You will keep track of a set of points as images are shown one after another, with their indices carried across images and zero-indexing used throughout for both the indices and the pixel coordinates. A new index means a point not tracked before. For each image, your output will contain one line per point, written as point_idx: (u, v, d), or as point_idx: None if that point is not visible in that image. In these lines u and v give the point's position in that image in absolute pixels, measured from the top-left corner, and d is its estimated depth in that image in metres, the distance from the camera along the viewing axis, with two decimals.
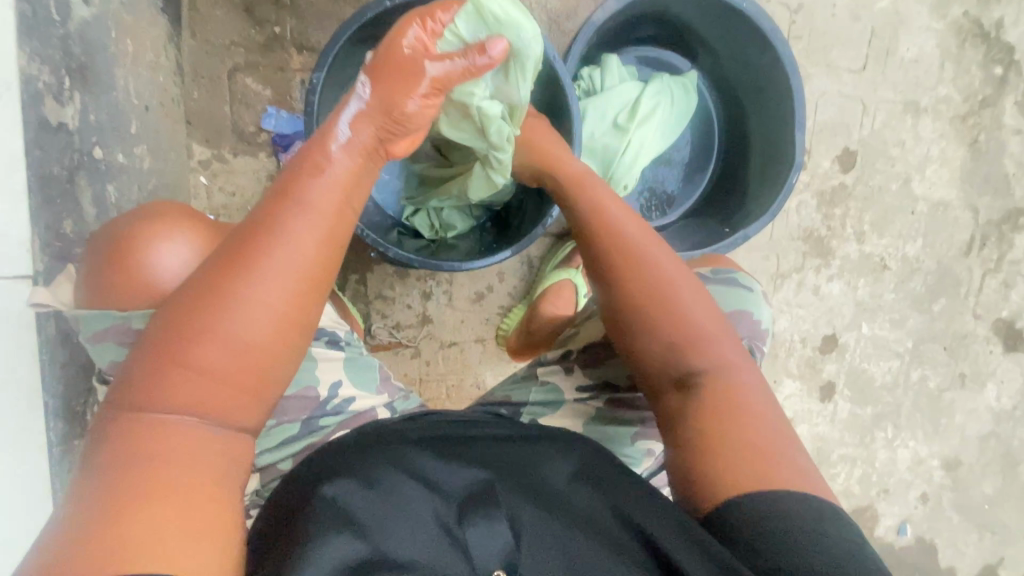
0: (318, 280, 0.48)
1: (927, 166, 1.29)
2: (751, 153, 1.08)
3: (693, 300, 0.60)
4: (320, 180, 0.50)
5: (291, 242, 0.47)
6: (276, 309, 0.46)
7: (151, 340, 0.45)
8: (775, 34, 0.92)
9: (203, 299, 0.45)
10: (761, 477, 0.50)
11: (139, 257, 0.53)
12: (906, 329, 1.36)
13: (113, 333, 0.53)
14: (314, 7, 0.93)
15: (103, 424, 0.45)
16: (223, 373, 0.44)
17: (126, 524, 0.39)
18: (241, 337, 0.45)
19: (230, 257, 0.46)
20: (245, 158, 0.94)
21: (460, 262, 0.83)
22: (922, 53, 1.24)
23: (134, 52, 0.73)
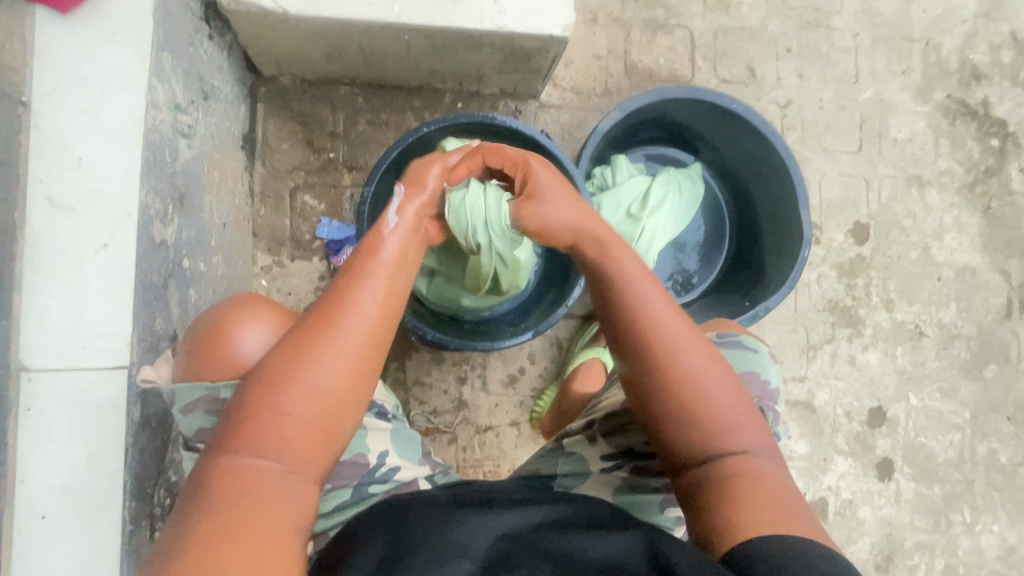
0: (382, 345, 0.56)
1: (943, 233, 1.32)
2: (763, 233, 1.14)
3: (706, 369, 0.59)
4: (382, 260, 0.59)
5: (363, 309, 0.55)
6: (347, 366, 0.53)
7: (244, 398, 0.52)
8: (766, 126, 1.04)
9: (294, 358, 0.52)
10: (767, 518, 0.51)
11: (225, 336, 0.63)
12: (959, 399, 1.30)
13: (202, 402, 0.61)
14: (363, 135, 1.11)
15: (197, 472, 0.50)
16: (308, 420, 0.51)
17: (218, 556, 0.44)
18: (320, 393, 0.52)
19: (314, 325, 0.54)
20: (301, 262, 1.08)
21: (491, 342, 0.90)
22: (913, 132, 1.33)
23: (219, 181, 0.89)
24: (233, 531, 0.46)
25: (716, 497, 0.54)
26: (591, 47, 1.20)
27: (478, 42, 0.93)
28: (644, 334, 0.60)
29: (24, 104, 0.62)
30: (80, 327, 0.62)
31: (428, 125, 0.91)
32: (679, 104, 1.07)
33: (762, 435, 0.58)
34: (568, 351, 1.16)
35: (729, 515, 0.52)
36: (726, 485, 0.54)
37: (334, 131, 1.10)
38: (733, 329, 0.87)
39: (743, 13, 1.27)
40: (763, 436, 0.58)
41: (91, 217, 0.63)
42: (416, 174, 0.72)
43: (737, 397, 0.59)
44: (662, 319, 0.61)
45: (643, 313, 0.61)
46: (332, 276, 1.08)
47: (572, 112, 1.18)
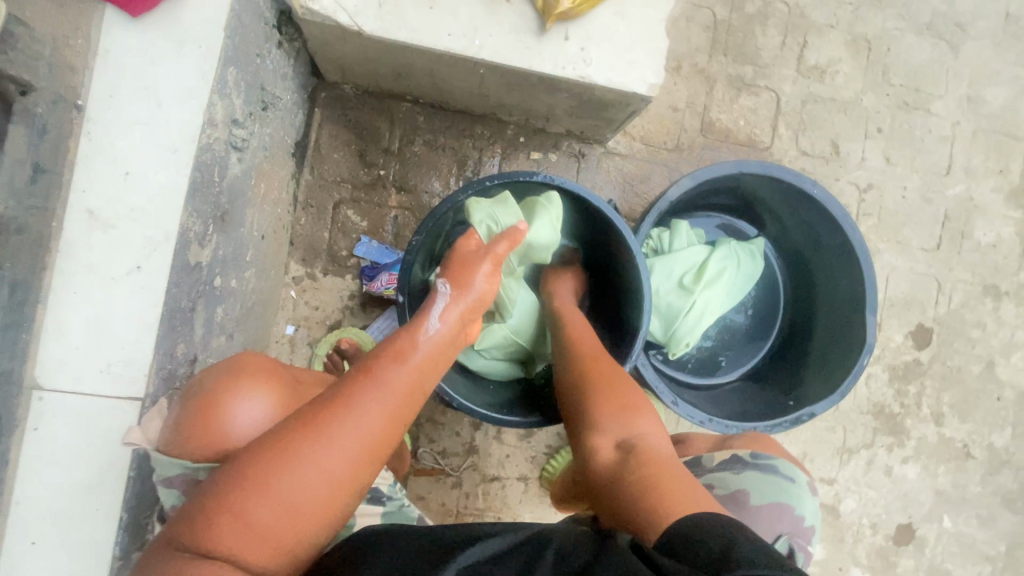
0: (375, 461, 0.52)
1: (1011, 351, 1.23)
2: (816, 326, 1.07)
3: (632, 395, 0.72)
4: (400, 367, 0.55)
5: (361, 423, 0.50)
6: (328, 482, 0.49)
7: (215, 487, 0.48)
8: (846, 219, 0.96)
9: (275, 460, 0.48)
10: (680, 501, 0.58)
11: (219, 408, 0.57)
12: (997, 530, 1.21)
13: (179, 481, 0.58)
14: (417, 156, 1.06)
15: (155, 555, 0.48)
16: (272, 532, 0.47)
17: None
18: (294, 504, 0.48)
19: (306, 427, 0.49)
20: (333, 278, 1.04)
21: (519, 419, 0.84)
22: (1000, 238, 1.23)
23: (264, 192, 0.85)
24: None
25: (635, 485, 0.61)
26: (669, 97, 1.13)
27: (556, 86, 0.88)
28: (587, 361, 0.77)
29: (78, 108, 0.59)
30: (99, 349, 0.59)
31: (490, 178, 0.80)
32: (756, 179, 0.99)
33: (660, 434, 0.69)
34: None
35: (646, 506, 0.58)
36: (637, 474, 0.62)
37: (389, 148, 1.06)
38: (770, 451, 0.86)
39: (838, 83, 1.18)
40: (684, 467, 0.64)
41: (129, 236, 0.60)
42: (460, 265, 0.68)
43: (654, 424, 0.70)
44: (596, 353, 0.79)
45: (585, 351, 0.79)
46: (362, 297, 1.04)
47: (637, 163, 1.11)
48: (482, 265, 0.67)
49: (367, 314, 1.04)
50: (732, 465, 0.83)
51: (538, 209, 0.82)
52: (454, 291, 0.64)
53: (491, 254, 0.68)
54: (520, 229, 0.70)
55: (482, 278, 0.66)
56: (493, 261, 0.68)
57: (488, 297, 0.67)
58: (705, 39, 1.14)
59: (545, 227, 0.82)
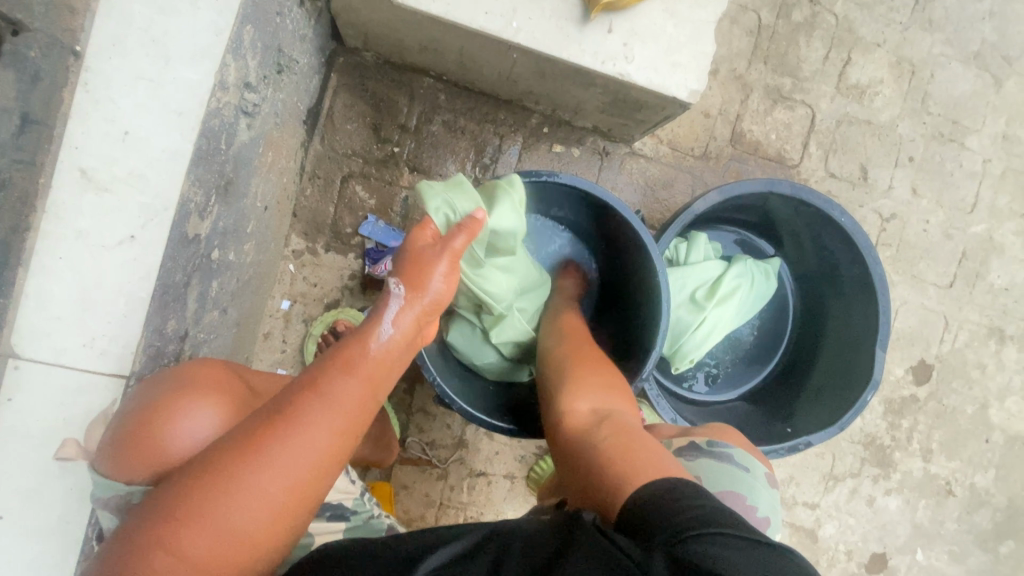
0: (325, 474, 0.49)
1: (1007, 395, 1.23)
2: (820, 354, 1.05)
3: (605, 375, 0.72)
4: (352, 375, 0.52)
5: (305, 441, 0.47)
6: (271, 505, 0.46)
7: (139, 527, 0.44)
8: (869, 251, 0.93)
9: (207, 489, 0.44)
10: (647, 463, 0.57)
11: (156, 425, 0.52)
12: (966, 567, 1.23)
13: (112, 501, 0.53)
14: (434, 136, 1.01)
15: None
16: (210, 568, 0.43)
17: None
18: (233, 532, 0.44)
19: (243, 449, 0.46)
20: (334, 255, 1.00)
21: (518, 429, 0.82)
22: (1013, 281, 1.21)
23: (271, 162, 0.80)
24: None
25: (606, 461, 0.59)
26: (702, 102, 1.08)
27: (590, 81, 0.83)
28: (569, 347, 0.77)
29: (76, 55, 0.54)
30: (83, 321, 0.55)
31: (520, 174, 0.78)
32: (782, 200, 0.96)
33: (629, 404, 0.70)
34: None
35: (614, 474, 0.57)
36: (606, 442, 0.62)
37: (405, 125, 1.01)
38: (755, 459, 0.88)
39: (876, 106, 1.14)
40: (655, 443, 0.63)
41: (123, 202, 0.55)
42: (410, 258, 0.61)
43: (626, 405, 0.69)
44: (578, 342, 0.79)
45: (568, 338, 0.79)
46: (362, 278, 1.00)
47: (662, 168, 1.07)
48: (436, 261, 0.60)
49: (367, 296, 1.00)
50: (685, 450, 0.76)
51: (499, 194, 0.75)
52: (408, 292, 0.58)
53: (447, 250, 0.61)
54: (477, 218, 0.63)
55: (439, 278, 0.60)
56: (449, 257, 0.61)
57: (445, 300, 0.61)
58: (747, 44, 1.09)
59: (507, 214, 0.75)
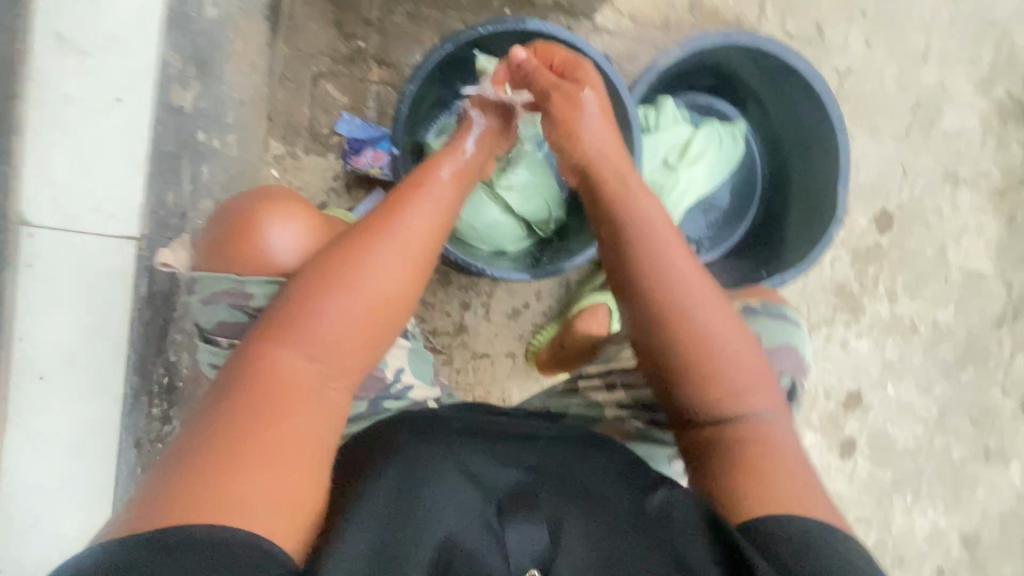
0: (431, 254, 0.66)
1: (962, 236, 1.32)
2: (790, 208, 1.11)
3: (717, 328, 0.64)
4: (444, 192, 0.70)
5: (415, 223, 0.65)
6: (399, 267, 0.62)
7: (303, 282, 0.61)
8: (826, 94, 0.98)
9: (353, 251, 0.62)
10: (787, 488, 0.58)
11: (260, 230, 0.66)
12: (932, 395, 1.35)
13: (224, 297, 0.65)
14: (398, 28, 1.01)
15: (249, 345, 0.58)
16: (362, 308, 0.60)
17: (248, 449, 0.50)
18: (373, 294, 0.61)
19: (372, 226, 0.64)
20: (315, 157, 1.02)
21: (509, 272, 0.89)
22: (965, 127, 1.28)
23: (240, 51, 0.81)
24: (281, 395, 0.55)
25: (730, 456, 0.61)
26: None
27: None
28: (670, 310, 0.65)
29: None
30: None
31: (482, 26, 0.84)
32: (741, 53, 1.00)
33: (775, 399, 0.66)
34: (575, 292, 1.15)
35: (741, 484, 0.59)
36: (738, 450, 0.62)
37: (368, 18, 1.01)
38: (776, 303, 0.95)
39: None
40: (767, 393, 0.65)
41: None
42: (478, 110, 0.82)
43: (744, 361, 0.65)
44: (681, 289, 0.65)
45: (664, 290, 0.65)
46: (347, 177, 1.02)
47: (625, 41, 1.09)
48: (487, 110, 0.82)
49: (353, 195, 1.03)
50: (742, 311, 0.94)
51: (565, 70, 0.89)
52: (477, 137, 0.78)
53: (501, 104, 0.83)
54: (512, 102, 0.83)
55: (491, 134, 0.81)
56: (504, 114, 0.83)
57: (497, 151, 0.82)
58: None
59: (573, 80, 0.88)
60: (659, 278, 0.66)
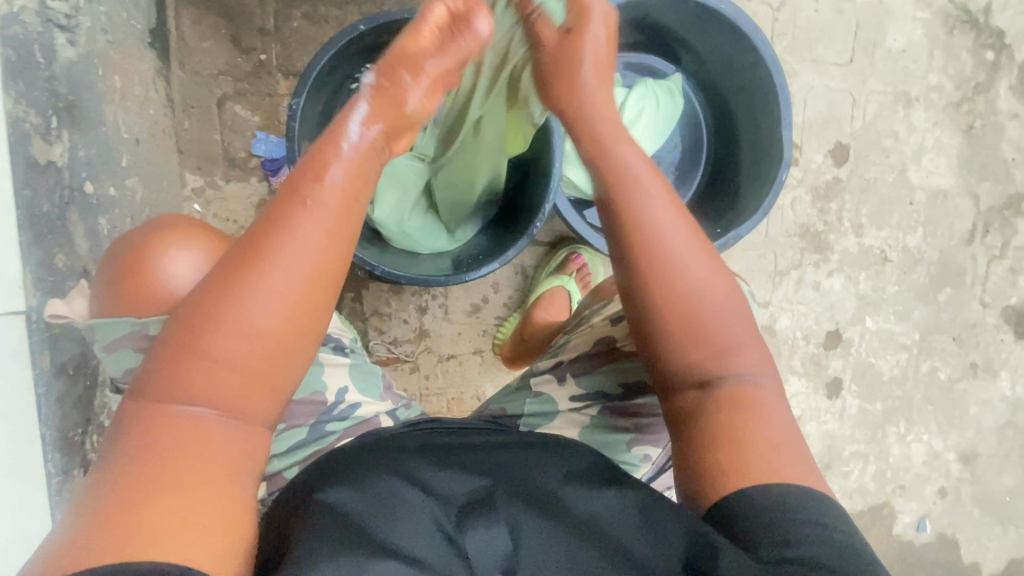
0: (331, 273, 0.50)
1: (922, 155, 1.28)
2: (741, 157, 1.07)
3: (712, 286, 0.56)
4: (328, 183, 0.51)
5: (303, 242, 0.49)
6: (290, 299, 0.48)
7: (170, 337, 0.47)
8: (756, 34, 0.92)
9: (229, 287, 0.47)
10: (771, 468, 0.51)
11: (154, 263, 0.59)
12: (912, 321, 1.33)
13: (129, 340, 0.58)
14: (298, 33, 0.95)
15: (123, 416, 0.46)
16: (247, 360, 0.47)
17: (134, 528, 0.41)
18: (258, 333, 0.47)
19: (246, 254, 0.48)
20: (237, 184, 0.97)
21: (448, 276, 0.86)
22: (909, 43, 1.24)
23: (122, 88, 0.75)
24: (161, 477, 0.43)
25: (710, 432, 0.53)
26: None
27: None
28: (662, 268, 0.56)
29: None
30: None
31: (365, 22, 0.77)
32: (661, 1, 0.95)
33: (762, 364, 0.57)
34: (533, 279, 1.13)
35: (722, 461, 0.51)
36: (713, 418, 0.53)
37: (264, 28, 0.94)
38: None
39: None
40: (762, 357, 0.57)
41: None
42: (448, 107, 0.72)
43: (740, 322, 0.57)
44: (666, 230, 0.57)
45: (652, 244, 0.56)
46: (275, 200, 0.98)
47: None
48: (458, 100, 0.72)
49: None
50: None
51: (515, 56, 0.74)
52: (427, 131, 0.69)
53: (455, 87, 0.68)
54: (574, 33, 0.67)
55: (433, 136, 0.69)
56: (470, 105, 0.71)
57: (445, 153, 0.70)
58: None
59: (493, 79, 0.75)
60: (657, 254, 0.56)
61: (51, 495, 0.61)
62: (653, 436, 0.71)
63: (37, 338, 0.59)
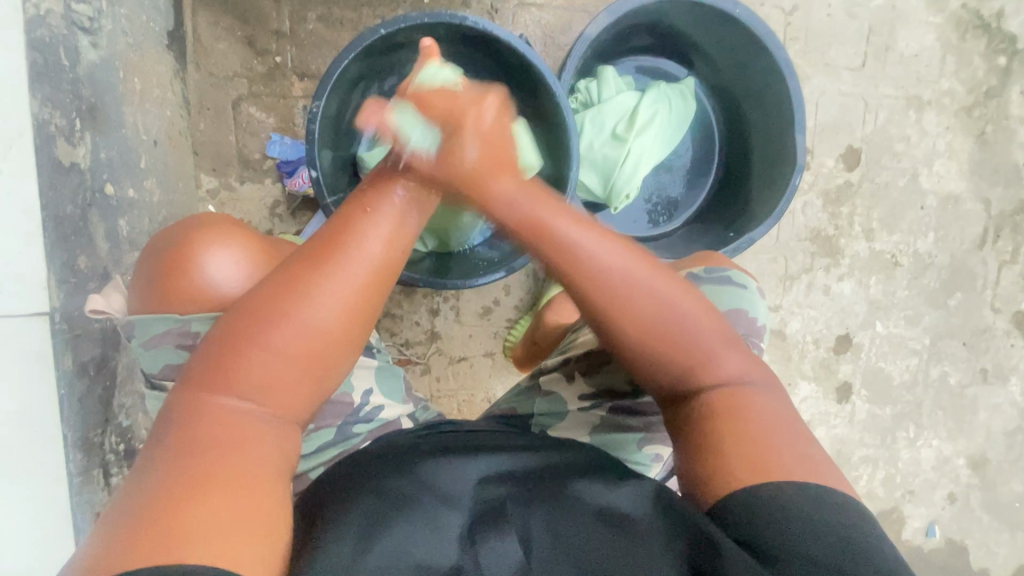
0: (384, 283, 0.54)
1: (933, 160, 1.28)
2: (753, 160, 1.07)
3: (679, 302, 0.57)
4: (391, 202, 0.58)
5: (364, 250, 0.53)
6: (347, 301, 0.51)
7: (228, 332, 0.49)
8: (770, 38, 0.92)
9: (288, 288, 0.50)
10: (785, 460, 0.50)
11: (195, 261, 0.60)
12: (922, 326, 1.33)
13: (171, 337, 0.60)
14: (313, 35, 0.96)
15: (175, 405, 0.48)
16: (301, 358, 0.49)
17: (189, 518, 0.41)
18: (316, 331, 0.49)
19: (311, 257, 0.52)
20: (252, 185, 0.97)
21: (464, 280, 0.87)
22: (921, 47, 1.24)
23: (141, 90, 0.76)
24: (215, 469, 0.44)
25: (717, 425, 0.53)
26: None
27: None
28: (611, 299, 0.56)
29: None
30: None
31: (385, 26, 0.77)
32: (675, 5, 0.95)
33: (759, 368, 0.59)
34: (545, 281, 1.12)
35: (731, 454, 0.51)
36: (720, 415, 0.54)
37: (280, 30, 0.95)
38: (720, 264, 0.83)
39: None
40: (740, 360, 0.58)
41: None
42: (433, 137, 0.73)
43: (710, 330, 0.58)
44: (608, 271, 0.56)
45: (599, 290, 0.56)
46: (289, 202, 0.98)
47: (556, 12, 1.03)
48: None
49: (297, 218, 0.98)
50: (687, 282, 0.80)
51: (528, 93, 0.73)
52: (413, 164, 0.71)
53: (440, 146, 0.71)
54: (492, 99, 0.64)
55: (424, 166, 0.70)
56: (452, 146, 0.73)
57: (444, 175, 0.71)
58: None
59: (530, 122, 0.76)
60: (608, 296, 0.56)
61: (71, 495, 0.62)
62: (662, 435, 0.73)
63: (59, 339, 0.60)
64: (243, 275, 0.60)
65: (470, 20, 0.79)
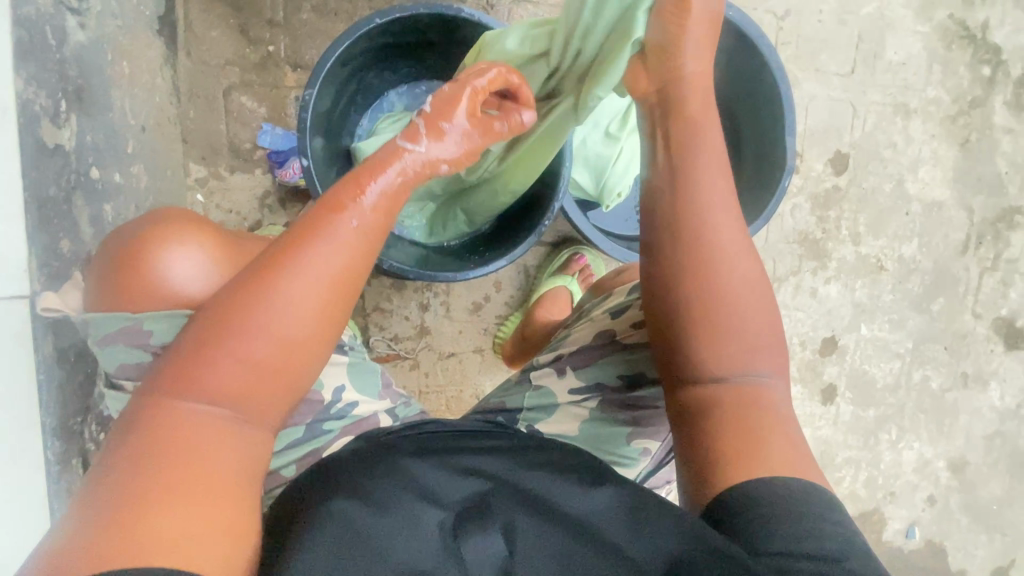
0: (353, 286, 0.52)
1: (919, 166, 1.30)
2: (743, 162, 1.08)
3: (751, 299, 0.57)
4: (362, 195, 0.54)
5: (331, 251, 0.51)
6: (313, 307, 0.49)
7: (194, 338, 0.48)
8: (762, 40, 0.94)
9: (256, 294, 0.48)
10: (775, 463, 0.51)
11: (152, 259, 0.56)
12: (905, 330, 1.35)
13: (126, 336, 0.57)
14: (307, 25, 0.95)
15: (139, 410, 0.47)
16: (268, 365, 0.48)
17: (151, 526, 0.41)
18: (283, 339, 0.48)
19: (277, 260, 0.50)
20: (241, 175, 0.96)
21: (454, 272, 0.87)
22: (909, 55, 1.27)
23: (130, 74, 0.75)
24: (179, 476, 0.44)
25: (713, 425, 0.54)
26: None
27: None
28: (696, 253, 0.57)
29: None
30: None
31: (381, 15, 0.77)
32: None
33: (780, 364, 0.58)
34: (534, 279, 1.13)
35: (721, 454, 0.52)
36: (716, 415, 0.55)
37: (273, 20, 0.94)
38: None
39: None
40: (779, 361, 0.58)
41: None
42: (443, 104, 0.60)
43: (768, 331, 0.58)
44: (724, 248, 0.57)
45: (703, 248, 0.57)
46: (279, 193, 0.97)
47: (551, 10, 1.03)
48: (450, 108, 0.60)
49: (287, 210, 0.97)
50: None
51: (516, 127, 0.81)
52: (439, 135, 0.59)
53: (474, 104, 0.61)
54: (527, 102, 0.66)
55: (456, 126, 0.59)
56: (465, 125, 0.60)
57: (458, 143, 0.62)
58: None
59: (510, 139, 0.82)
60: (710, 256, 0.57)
61: (48, 483, 0.60)
62: (652, 430, 0.72)
63: (39, 323, 0.58)
64: (204, 276, 0.58)
65: (465, 13, 0.78)
